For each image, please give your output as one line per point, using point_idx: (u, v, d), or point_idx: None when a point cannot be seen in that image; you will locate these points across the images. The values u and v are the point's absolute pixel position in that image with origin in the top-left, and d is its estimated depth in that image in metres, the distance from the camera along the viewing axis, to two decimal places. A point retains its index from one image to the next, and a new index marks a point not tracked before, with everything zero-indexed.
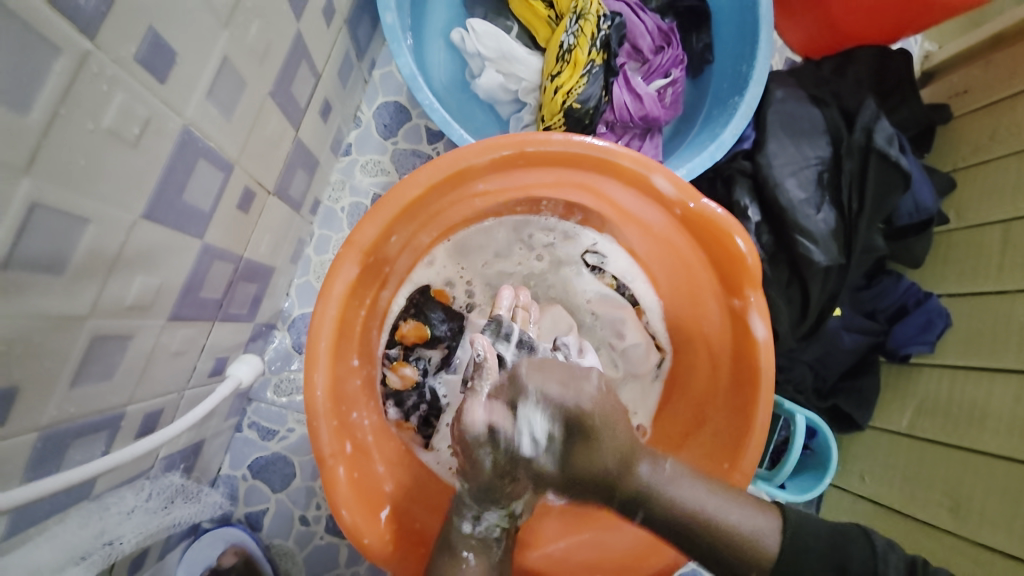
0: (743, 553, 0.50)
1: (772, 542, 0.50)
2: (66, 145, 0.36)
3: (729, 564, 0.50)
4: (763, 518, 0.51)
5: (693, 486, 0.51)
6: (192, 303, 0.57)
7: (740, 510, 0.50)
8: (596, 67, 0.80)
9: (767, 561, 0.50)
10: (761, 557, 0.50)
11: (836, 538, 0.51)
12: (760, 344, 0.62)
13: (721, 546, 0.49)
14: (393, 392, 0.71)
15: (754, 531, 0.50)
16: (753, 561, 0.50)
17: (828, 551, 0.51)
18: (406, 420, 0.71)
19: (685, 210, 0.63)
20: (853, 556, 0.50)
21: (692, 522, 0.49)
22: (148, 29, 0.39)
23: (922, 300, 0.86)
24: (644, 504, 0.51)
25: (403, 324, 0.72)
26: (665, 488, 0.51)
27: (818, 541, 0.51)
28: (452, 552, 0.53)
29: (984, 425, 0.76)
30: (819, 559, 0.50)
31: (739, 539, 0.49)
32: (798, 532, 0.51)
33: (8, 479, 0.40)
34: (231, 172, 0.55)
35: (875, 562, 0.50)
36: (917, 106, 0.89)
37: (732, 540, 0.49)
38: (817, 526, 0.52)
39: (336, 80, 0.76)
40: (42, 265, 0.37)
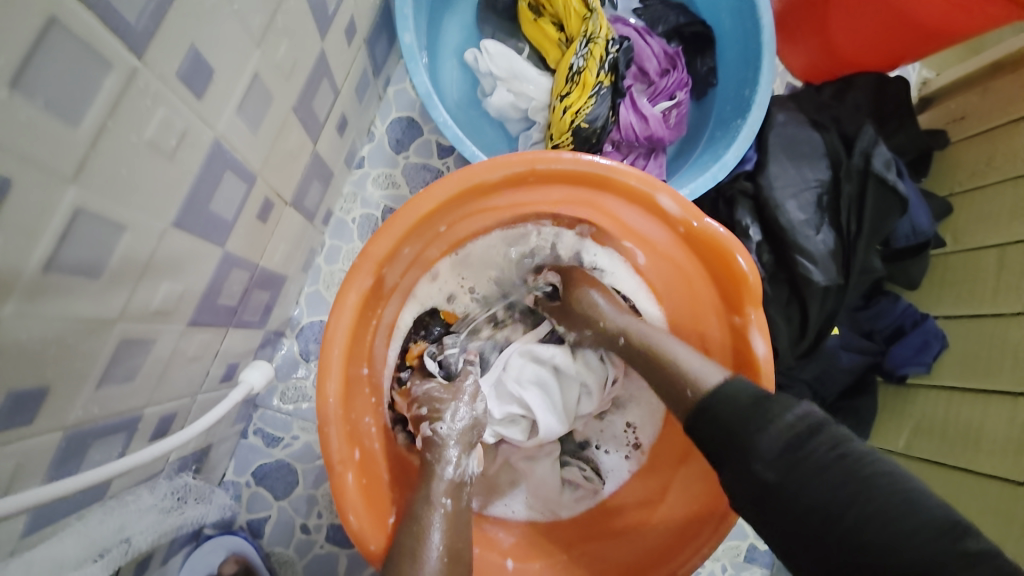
0: (687, 380, 0.57)
1: (714, 377, 0.55)
2: (111, 158, 0.37)
3: (677, 395, 0.57)
4: (710, 365, 0.57)
5: (673, 343, 0.61)
6: (210, 309, 0.59)
7: (696, 357, 0.59)
8: (604, 88, 0.83)
9: (704, 392, 0.55)
10: (699, 387, 0.56)
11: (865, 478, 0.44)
12: (760, 361, 0.64)
13: (667, 375, 0.59)
14: (403, 415, 0.72)
15: (698, 373, 0.56)
16: (684, 381, 0.57)
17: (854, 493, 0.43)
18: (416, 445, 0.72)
19: (688, 228, 0.65)
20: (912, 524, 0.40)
21: (652, 348, 0.62)
22: (191, 47, 0.41)
23: (919, 321, 0.88)
24: (624, 335, 0.65)
25: (412, 346, 0.74)
26: (662, 343, 0.61)
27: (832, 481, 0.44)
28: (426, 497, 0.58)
29: (979, 446, 0.77)
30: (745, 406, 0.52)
31: (679, 366, 0.58)
32: (722, 391, 0.53)
33: (33, 476, 0.42)
34: (253, 184, 0.57)
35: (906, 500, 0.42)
36: (915, 132, 0.92)
37: (675, 368, 0.58)
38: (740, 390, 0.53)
39: (353, 95, 0.79)
40: (79, 271, 0.39)
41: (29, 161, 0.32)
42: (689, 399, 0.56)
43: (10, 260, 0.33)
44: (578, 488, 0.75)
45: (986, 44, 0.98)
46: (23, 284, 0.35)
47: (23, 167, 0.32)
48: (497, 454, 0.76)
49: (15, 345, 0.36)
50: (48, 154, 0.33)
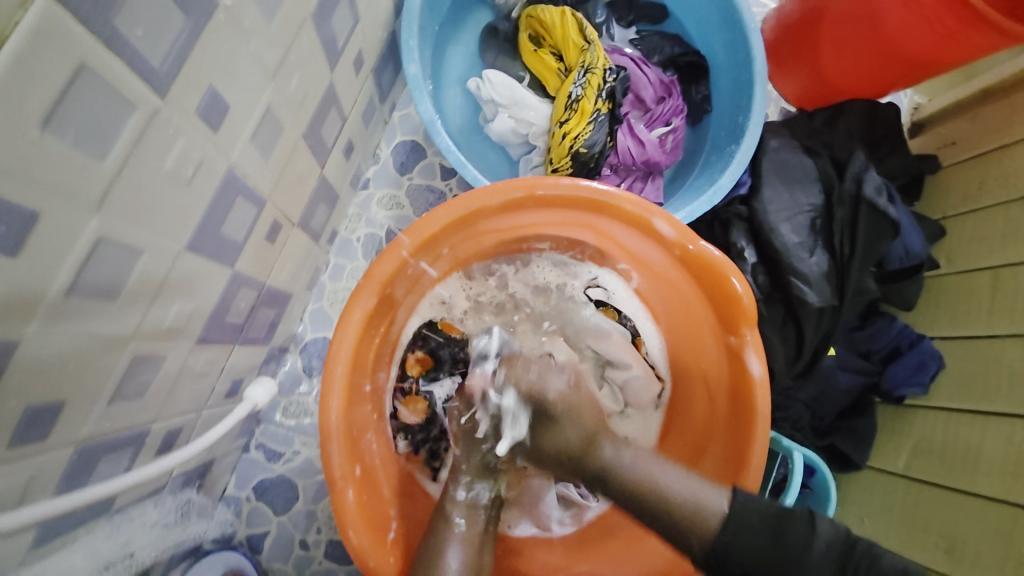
0: (693, 529, 0.53)
1: (716, 504, 0.53)
2: (132, 188, 0.40)
3: (683, 543, 0.54)
4: (708, 488, 0.55)
5: (664, 470, 0.56)
6: (218, 326, 0.60)
7: (686, 484, 0.55)
8: (602, 115, 0.86)
9: (710, 530, 0.52)
10: (704, 524, 0.53)
11: (778, 515, 0.53)
12: (755, 381, 0.65)
13: (658, 513, 0.54)
14: (403, 425, 0.73)
15: (696, 499, 0.54)
16: (691, 527, 0.53)
17: (768, 530, 0.52)
18: (415, 453, 0.72)
19: (683, 251, 0.67)
20: (795, 544, 0.51)
21: (645, 488, 0.55)
22: (210, 85, 0.43)
23: (914, 342, 0.89)
24: (603, 477, 0.57)
25: (411, 355, 0.74)
26: (627, 467, 0.57)
27: (755, 517, 0.52)
28: (445, 518, 0.61)
29: (977, 468, 0.77)
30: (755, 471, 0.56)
31: (679, 503, 0.54)
32: (738, 519, 0.53)
33: (44, 490, 0.43)
34: (263, 207, 0.60)
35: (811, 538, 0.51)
36: (905, 157, 0.94)
37: (678, 519, 0.53)
38: None
39: (359, 121, 0.82)
40: (99, 293, 0.41)
41: (59, 193, 0.34)
42: (696, 547, 0.53)
43: (36, 283, 0.35)
44: (571, 505, 0.75)
45: (978, 71, 1.01)
46: (46, 305, 0.36)
47: (53, 198, 0.34)
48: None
49: (34, 363, 0.38)
50: (76, 186, 0.35)
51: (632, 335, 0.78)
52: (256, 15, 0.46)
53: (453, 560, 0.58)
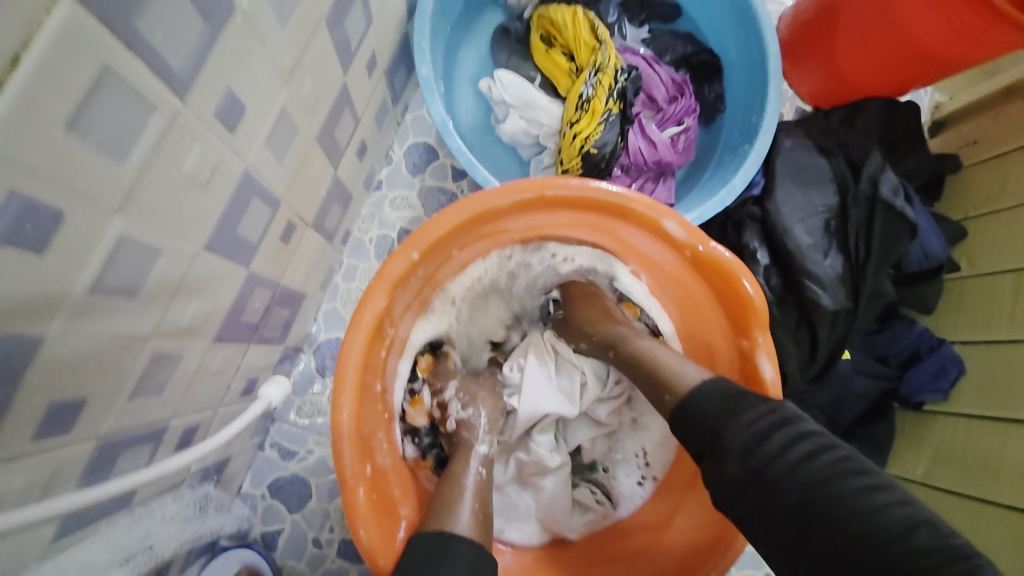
0: (666, 384, 0.59)
1: (691, 376, 0.58)
2: (152, 190, 0.41)
3: (659, 395, 0.60)
4: (688, 363, 0.60)
5: (657, 348, 0.63)
6: (234, 325, 0.62)
7: (674, 357, 0.61)
8: (612, 115, 0.85)
9: (683, 387, 0.57)
10: (679, 384, 0.58)
11: (735, 395, 0.53)
12: (768, 385, 0.64)
13: (650, 377, 0.62)
14: (411, 428, 0.74)
15: (678, 370, 0.59)
16: (666, 382, 0.59)
17: (714, 415, 0.53)
18: (423, 458, 0.73)
19: (695, 252, 0.67)
20: (749, 412, 0.51)
21: (649, 362, 0.62)
22: (227, 89, 0.44)
23: (935, 347, 0.87)
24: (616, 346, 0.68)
25: (421, 358, 0.75)
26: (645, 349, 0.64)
27: (711, 403, 0.54)
28: (452, 483, 0.62)
29: (998, 476, 0.75)
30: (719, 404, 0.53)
31: (664, 366, 0.61)
32: (707, 391, 0.55)
33: (67, 483, 0.45)
34: (277, 208, 0.61)
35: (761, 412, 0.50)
36: (925, 157, 0.92)
37: (658, 369, 0.61)
38: (712, 388, 0.55)
39: (372, 123, 0.83)
40: (120, 292, 0.42)
41: (82, 196, 0.35)
42: (667, 401, 0.58)
43: (60, 283, 0.36)
44: (587, 511, 0.78)
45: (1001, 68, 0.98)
46: (70, 304, 0.38)
47: (77, 201, 0.35)
48: (509, 463, 0.79)
49: (58, 359, 0.39)
50: (97, 188, 0.36)
51: None
52: (271, 19, 0.47)
53: (470, 492, 0.60)
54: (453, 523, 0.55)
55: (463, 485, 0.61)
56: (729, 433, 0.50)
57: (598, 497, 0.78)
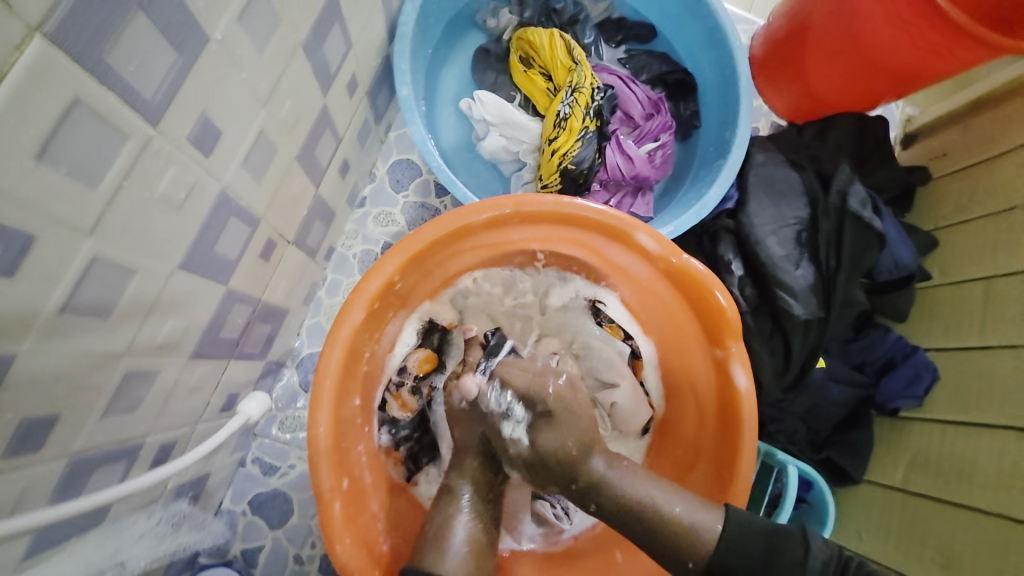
0: (687, 547, 0.54)
1: (710, 528, 0.54)
2: (126, 212, 0.42)
3: (678, 563, 0.54)
4: (703, 510, 0.56)
5: (652, 488, 0.58)
6: (212, 342, 0.62)
7: (681, 500, 0.57)
8: (589, 132, 0.88)
9: (707, 551, 0.53)
10: (700, 544, 0.54)
11: (769, 536, 0.53)
12: (741, 392, 0.66)
13: (665, 538, 0.55)
14: (389, 418, 0.73)
15: (691, 520, 0.55)
16: (687, 547, 0.54)
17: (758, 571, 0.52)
18: (394, 449, 0.73)
19: (668, 265, 0.68)
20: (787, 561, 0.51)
21: (646, 509, 0.56)
22: (202, 114, 0.46)
23: (909, 354, 0.89)
24: (596, 499, 0.59)
25: (413, 352, 0.76)
26: (621, 484, 0.59)
27: (742, 555, 0.53)
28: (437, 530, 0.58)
29: (973, 482, 0.76)
30: (759, 552, 0.53)
31: (675, 521, 0.55)
32: (734, 528, 0.54)
33: (37, 501, 0.45)
34: (256, 227, 0.62)
35: (808, 554, 0.51)
36: (893, 170, 0.95)
37: (672, 536, 0.54)
38: (747, 528, 0.54)
39: (355, 142, 0.85)
40: (94, 311, 0.43)
41: (53, 218, 0.36)
42: (691, 568, 0.54)
43: (29, 303, 0.37)
44: (543, 523, 0.77)
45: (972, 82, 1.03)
46: (40, 323, 0.38)
47: (48, 223, 0.36)
48: None
49: (28, 378, 0.39)
50: (69, 211, 0.37)
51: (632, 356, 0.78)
52: (246, 47, 0.49)
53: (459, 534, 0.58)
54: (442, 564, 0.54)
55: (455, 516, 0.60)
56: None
57: (557, 513, 0.77)
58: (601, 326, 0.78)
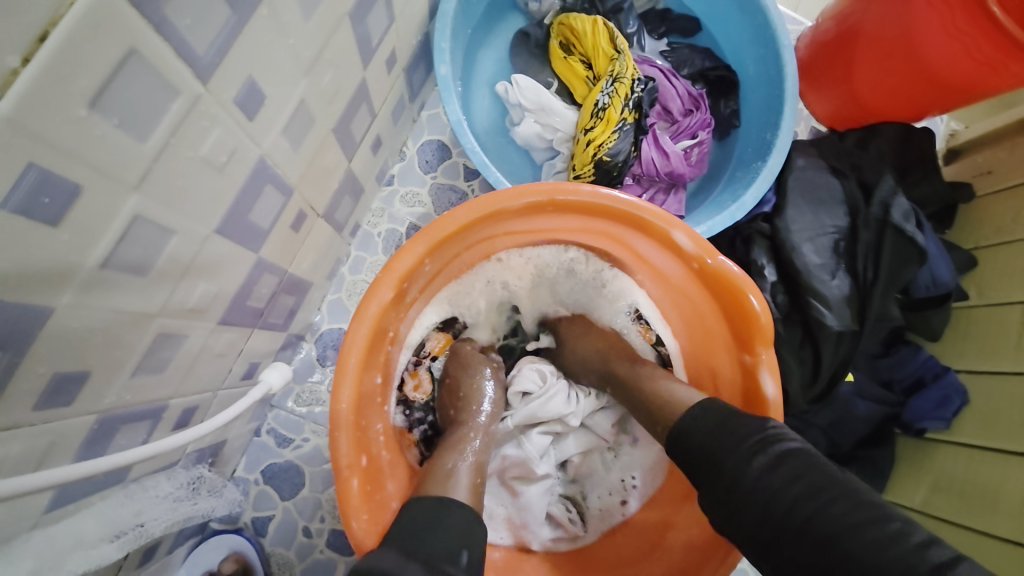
0: (661, 408, 0.61)
1: (687, 397, 0.60)
2: (170, 170, 0.41)
3: (654, 422, 0.62)
4: (686, 387, 0.62)
5: (654, 373, 0.67)
6: (239, 310, 0.62)
7: (669, 381, 0.64)
8: (627, 125, 0.86)
9: (677, 413, 0.59)
10: (674, 408, 0.60)
11: (732, 418, 0.54)
12: (769, 402, 0.64)
13: (649, 400, 0.64)
14: (405, 399, 0.75)
15: (670, 390, 0.62)
16: (663, 411, 0.61)
17: (713, 445, 0.53)
18: (409, 429, 0.75)
19: (702, 264, 0.66)
20: (738, 440, 0.51)
21: (644, 383, 0.66)
22: (248, 76, 0.45)
23: (940, 374, 0.87)
24: (615, 383, 0.71)
25: (431, 337, 0.77)
26: (630, 370, 0.69)
27: (702, 426, 0.55)
28: (445, 462, 0.62)
29: (996, 508, 0.74)
30: (714, 434, 0.53)
31: (660, 392, 0.63)
32: (704, 413, 0.56)
33: (64, 455, 0.45)
34: (290, 197, 0.62)
35: (756, 437, 0.51)
36: (938, 184, 0.92)
37: (654, 396, 0.63)
38: (713, 408, 0.56)
39: (388, 118, 0.84)
40: (132, 269, 0.42)
41: (100, 171, 0.36)
42: (661, 429, 0.61)
43: (72, 256, 0.37)
44: (558, 526, 0.77)
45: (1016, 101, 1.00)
46: (81, 277, 0.38)
47: (94, 176, 0.35)
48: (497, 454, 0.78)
49: (65, 331, 0.39)
50: (116, 165, 0.36)
51: (661, 361, 0.77)
52: (296, 11, 0.48)
53: (464, 477, 0.61)
54: (439, 493, 0.57)
55: (460, 459, 0.63)
56: (737, 458, 0.50)
57: (573, 517, 0.78)
58: (636, 322, 0.78)
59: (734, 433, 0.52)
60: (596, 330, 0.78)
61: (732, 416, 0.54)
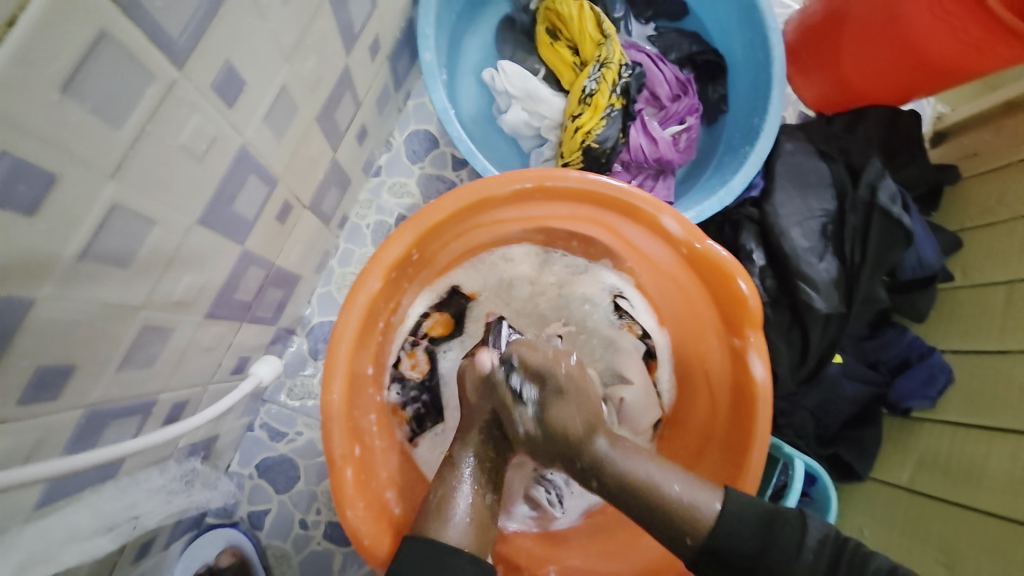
0: (687, 525, 0.53)
1: (708, 512, 0.53)
2: (148, 158, 0.40)
3: (675, 541, 0.53)
4: (704, 490, 0.54)
5: (652, 467, 0.56)
6: (226, 303, 0.62)
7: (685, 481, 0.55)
8: (615, 111, 0.85)
9: (704, 529, 0.52)
10: (696, 521, 0.53)
11: (772, 512, 0.53)
12: (758, 384, 0.65)
13: (665, 514, 0.53)
14: (400, 376, 0.74)
15: (692, 501, 0.53)
16: (685, 525, 0.53)
17: (760, 547, 0.51)
18: (401, 408, 0.73)
19: (690, 250, 0.67)
20: (784, 540, 0.51)
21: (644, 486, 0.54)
22: (226, 61, 0.44)
23: (925, 355, 0.88)
24: (597, 473, 0.57)
25: (429, 316, 0.76)
26: (622, 461, 0.56)
27: (748, 523, 0.52)
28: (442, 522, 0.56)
29: (981, 484, 0.75)
30: (755, 533, 0.52)
31: (676, 506, 0.53)
32: (734, 511, 0.53)
33: (51, 450, 0.45)
34: (274, 187, 0.61)
35: (803, 538, 0.51)
36: (924, 166, 0.93)
37: (670, 510, 0.53)
38: (748, 510, 0.53)
39: (374, 107, 0.83)
40: (113, 260, 0.42)
41: (76, 159, 0.35)
42: (688, 546, 0.53)
43: (51, 246, 0.36)
44: (537, 508, 0.77)
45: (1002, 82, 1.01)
46: (61, 268, 0.37)
47: (71, 164, 0.35)
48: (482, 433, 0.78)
49: (47, 324, 0.39)
50: (92, 153, 0.36)
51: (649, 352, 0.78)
52: None
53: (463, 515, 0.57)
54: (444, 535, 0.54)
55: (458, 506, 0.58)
56: (787, 561, 0.50)
57: (551, 498, 0.77)
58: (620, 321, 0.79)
59: (778, 539, 0.51)
60: (580, 399, 0.61)
61: (768, 513, 0.53)
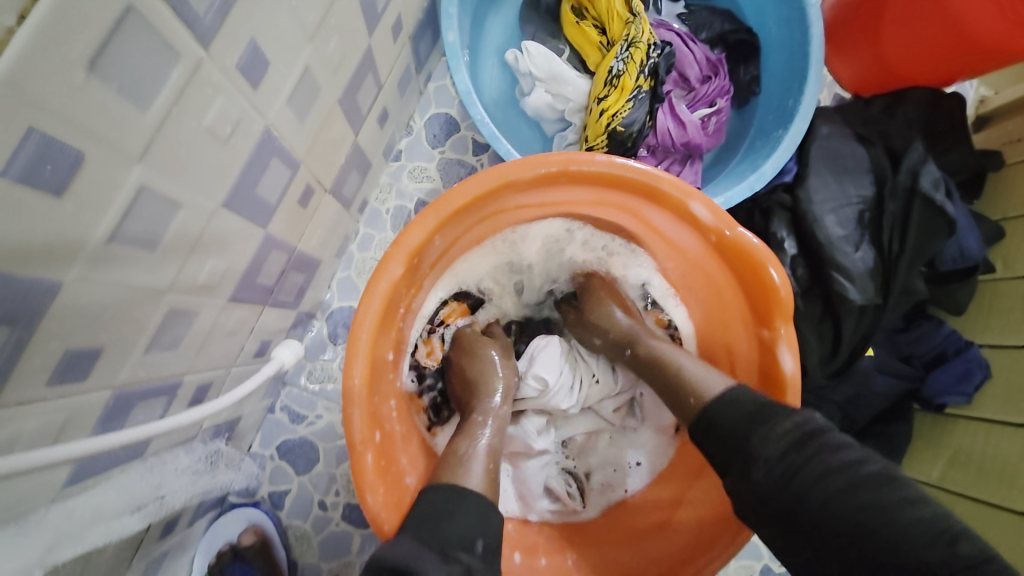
0: (692, 387, 0.60)
1: (715, 384, 0.58)
2: (173, 140, 0.40)
3: (682, 403, 0.61)
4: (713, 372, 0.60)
5: (682, 359, 0.64)
6: (250, 286, 0.62)
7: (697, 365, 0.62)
8: (642, 92, 0.82)
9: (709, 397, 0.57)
10: (702, 391, 0.59)
11: (760, 404, 0.53)
12: (787, 376, 0.62)
13: (680, 385, 0.62)
14: (418, 364, 0.76)
15: (699, 380, 0.60)
16: (692, 389, 0.60)
17: (740, 426, 0.53)
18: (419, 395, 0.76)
19: (720, 237, 0.64)
20: (769, 419, 0.51)
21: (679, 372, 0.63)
22: (251, 41, 0.43)
23: (962, 349, 0.84)
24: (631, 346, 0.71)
25: (445, 305, 0.78)
26: (654, 351, 0.68)
27: (733, 407, 0.54)
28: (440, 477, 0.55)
29: (1014, 483, 0.73)
30: (742, 415, 0.53)
31: (688, 378, 0.61)
32: (729, 398, 0.55)
33: (81, 430, 0.45)
34: (297, 170, 0.60)
35: (781, 420, 0.50)
36: (969, 152, 0.88)
37: (681, 380, 0.62)
38: (743, 397, 0.55)
39: (395, 89, 0.81)
40: (139, 243, 0.41)
41: (102, 141, 0.34)
42: (692, 404, 0.59)
43: (78, 229, 0.36)
44: (557, 501, 0.77)
45: None
46: (88, 251, 0.37)
47: (97, 146, 0.34)
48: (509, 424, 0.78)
49: (75, 306, 0.39)
50: (118, 134, 0.35)
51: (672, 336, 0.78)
52: None
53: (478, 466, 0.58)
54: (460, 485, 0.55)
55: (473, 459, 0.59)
56: (758, 441, 0.50)
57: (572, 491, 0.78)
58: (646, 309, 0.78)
59: (761, 415, 0.52)
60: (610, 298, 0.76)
61: (753, 407, 0.53)
